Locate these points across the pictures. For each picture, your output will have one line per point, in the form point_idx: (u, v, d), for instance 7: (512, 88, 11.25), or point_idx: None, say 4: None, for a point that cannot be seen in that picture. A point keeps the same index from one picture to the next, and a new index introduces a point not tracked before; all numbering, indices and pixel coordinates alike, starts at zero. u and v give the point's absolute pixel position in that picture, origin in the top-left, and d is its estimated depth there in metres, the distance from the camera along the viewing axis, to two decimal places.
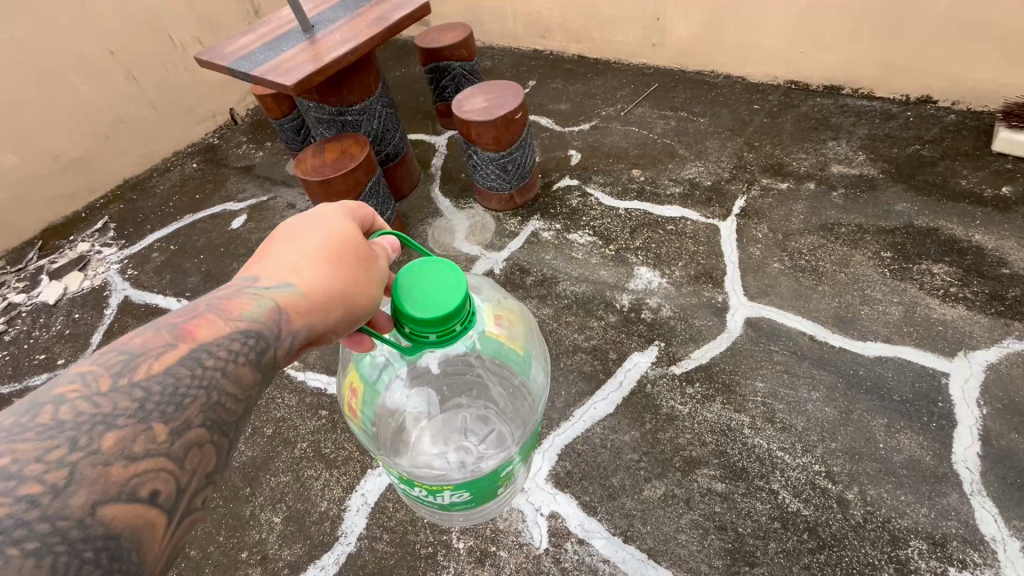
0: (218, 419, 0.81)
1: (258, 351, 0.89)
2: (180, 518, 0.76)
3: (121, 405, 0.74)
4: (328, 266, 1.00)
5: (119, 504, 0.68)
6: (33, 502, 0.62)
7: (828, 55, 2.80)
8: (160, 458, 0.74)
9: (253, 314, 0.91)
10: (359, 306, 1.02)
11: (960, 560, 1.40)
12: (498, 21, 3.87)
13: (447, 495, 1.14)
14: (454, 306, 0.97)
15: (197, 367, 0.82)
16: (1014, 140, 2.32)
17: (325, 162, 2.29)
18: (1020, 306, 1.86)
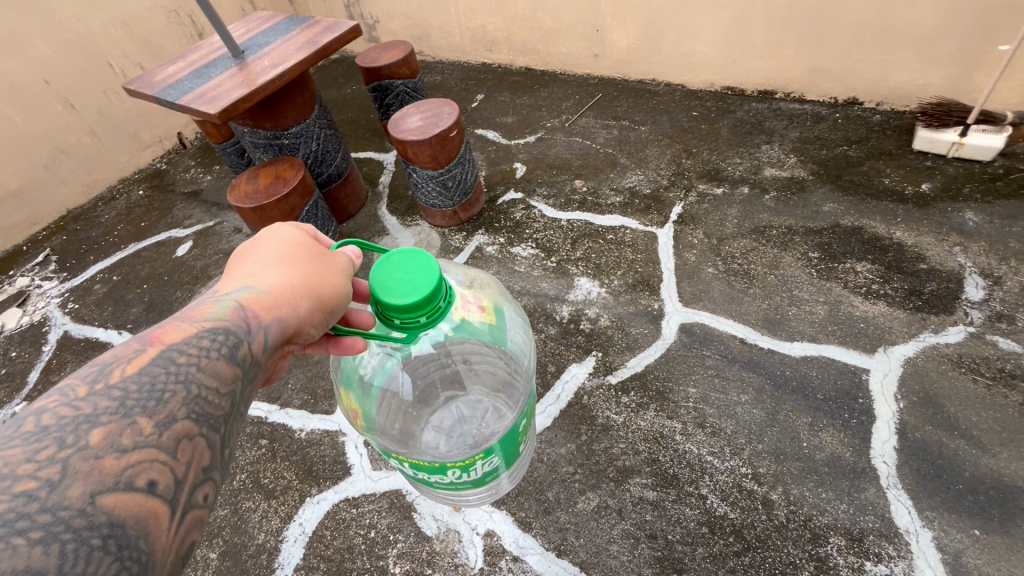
0: (206, 411, 0.79)
1: (230, 346, 0.87)
2: (181, 514, 0.71)
3: (100, 404, 0.71)
4: (287, 267, 1.02)
5: (118, 493, 0.64)
6: (27, 498, 0.58)
7: (758, 61, 2.88)
8: (150, 449, 0.70)
9: (220, 316, 0.90)
10: (327, 297, 1.02)
11: (876, 553, 1.44)
12: (445, 36, 3.89)
13: (476, 467, 1.18)
14: (434, 281, 0.95)
15: (170, 364, 0.79)
16: (932, 138, 2.41)
17: (258, 187, 2.27)
18: (935, 300, 1.93)
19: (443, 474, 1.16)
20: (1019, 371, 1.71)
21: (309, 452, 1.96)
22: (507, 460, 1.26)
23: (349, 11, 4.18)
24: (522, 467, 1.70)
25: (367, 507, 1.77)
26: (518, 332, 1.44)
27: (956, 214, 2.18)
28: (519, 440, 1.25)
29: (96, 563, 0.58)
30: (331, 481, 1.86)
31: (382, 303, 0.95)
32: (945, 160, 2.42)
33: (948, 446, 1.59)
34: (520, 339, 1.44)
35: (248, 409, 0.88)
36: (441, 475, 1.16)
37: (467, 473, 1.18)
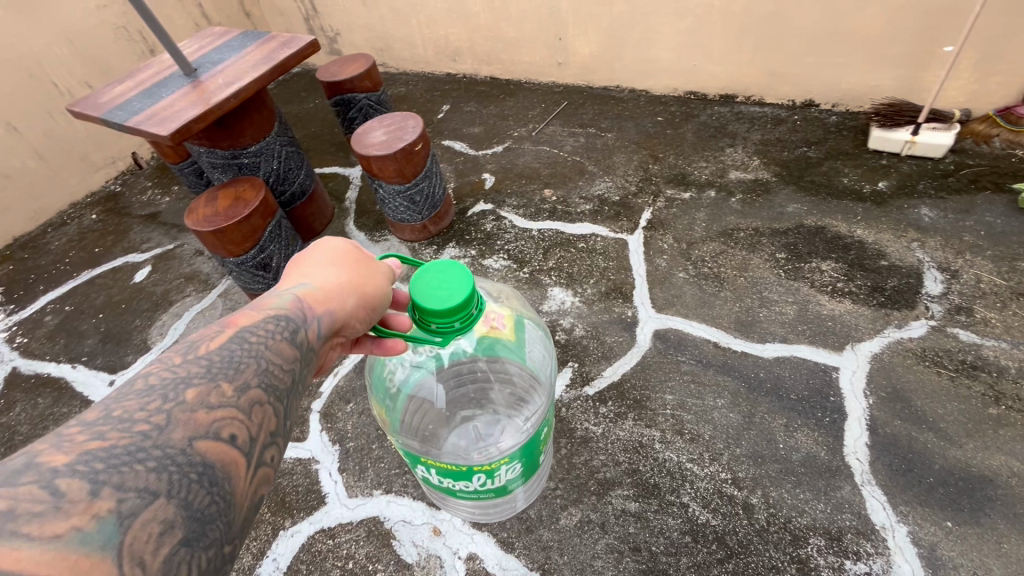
0: (274, 382, 0.86)
1: (291, 332, 0.92)
2: (256, 467, 0.79)
3: (192, 369, 0.80)
4: (337, 267, 1.07)
5: (208, 441, 0.73)
6: (141, 436, 0.69)
7: (717, 66, 2.93)
8: (231, 408, 0.78)
9: (278, 305, 0.96)
10: (372, 296, 1.07)
11: (855, 551, 1.45)
12: (408, 47, 3.86)
13: (499, 473, 1.22)
14: (470, 288, 1.02)
15: (244, 343, 0.86)
16: (886, 138, 2.49)
17: (217, 210, 2.19)
18: (898, 296, 1.98)
19: (468, 480, 1.20)
20: (979, 362, 1.76)
21: (280, 482, 1.88)
22: (530, 467, 1.29)
23: (309, 24, 4.11)
24: (539, 481, 1.68)
25: (344, 537, 1.71)
26: (540, 348, 1.51)
27: (913, 211, 2.25)
28: (540, 447, 1.29)
29: (192, 496, 0.68)
30: (305, 512, 1.79)
31: (420, 310, 1.01)
32: (900, 158, 2.50)
33: (917, 439, 1.63)
34: (541, 355, 1.50)
35: (306, 391, 0.93)
36: (466, 480, 1.20)
37: (491, 478, 1.22)
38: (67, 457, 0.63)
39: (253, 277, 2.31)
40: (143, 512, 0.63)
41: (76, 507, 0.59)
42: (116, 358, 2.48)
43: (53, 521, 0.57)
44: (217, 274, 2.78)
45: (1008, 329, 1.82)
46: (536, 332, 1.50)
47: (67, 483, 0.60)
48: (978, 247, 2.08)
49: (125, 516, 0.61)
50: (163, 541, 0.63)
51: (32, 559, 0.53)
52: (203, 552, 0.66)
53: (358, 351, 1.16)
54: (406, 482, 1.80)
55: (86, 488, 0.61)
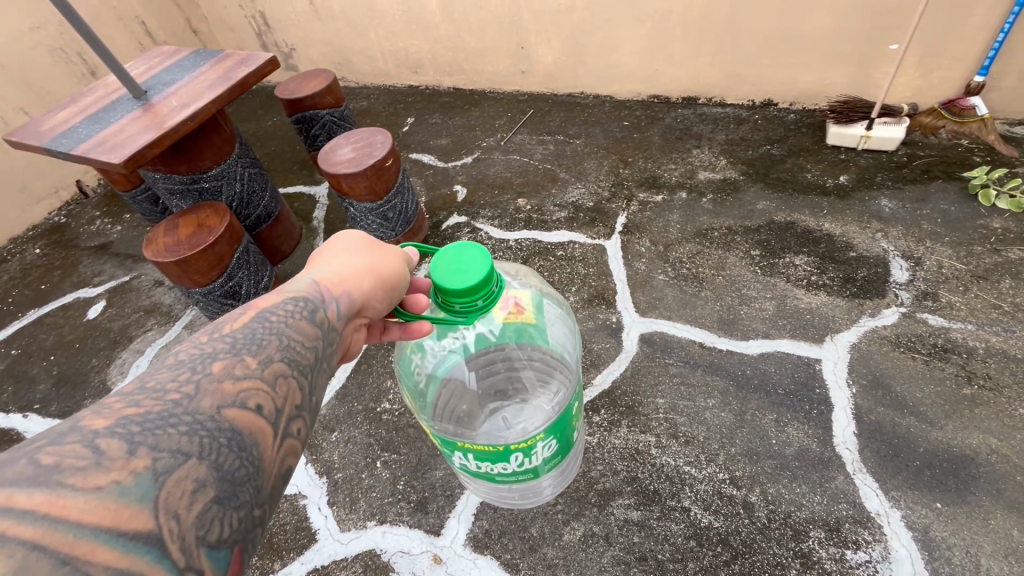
0: (297, 357, 0.87)
1: (310, 312, 0.93)
2: (284, 438, 0.80)
3: (217, 345, 0.82)
4: (353, 252, 1.08)
5: (235, 409, 0.75)
6: (172, 403, 0.71)
7: (678, 70, 2.99)
8: (257, 380, 0.80)
9: (297, 288, 0.98)
10: (389, 277, 1.08)
11: (854, 540, 1.48)
12: (367, 60, 3.79)
13: (535, 451, 1.21)
14: (487, 268, 1.02)
15: (265, 322, 0.88)
16: (843, 133, 2.59)
17: (178, 238, 2.08)
18: (869, 285, 2.05)
19: (506, 462, 1.19)
20: (950, 344, 1.84)
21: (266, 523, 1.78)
22: (563, 444, 1.28)
23: (261, 40, 3.99)
24: (574, 463, 1.67)
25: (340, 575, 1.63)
26: (561, 330, 1.53)
27: (874, 202, 2.35)
28: (572, 422, 1.28)
29: (223, 459, 0.69)
30: (296, 551, 1.70)
31: (442, 293, 1.02)
32: (857, 152, 2.60)
33: (901, 424, 1.68)
34: (563, 336, 1.52)
35: (331, 369, 0.94)
36: (504, 463, 1.19)
37: (528, 457, 1.21)
38: (106, 420, 0.65)
39: (222, 306, 2.20)
40: (178, 470, 0.65)
41: (116, 463, 0.61)
42: (73, 402, 2.30)
43: (95, 475, 0.59)
44: (180, 305, 2.64)
45: (972, 311, 1.91)
46: (556, 315, 1.51)
47: (106, 442, 0.63)
48: (937, 233, 2.18)
49: (161, 473, 0.63)
50: (197, 499, 0.65)
51: (75, 507, 0.56)
52: (235, 512, 0.68)
53: (388, 338, 1.19)
54: (401, 510, 1.74)
55: (124, 447, 0.63)
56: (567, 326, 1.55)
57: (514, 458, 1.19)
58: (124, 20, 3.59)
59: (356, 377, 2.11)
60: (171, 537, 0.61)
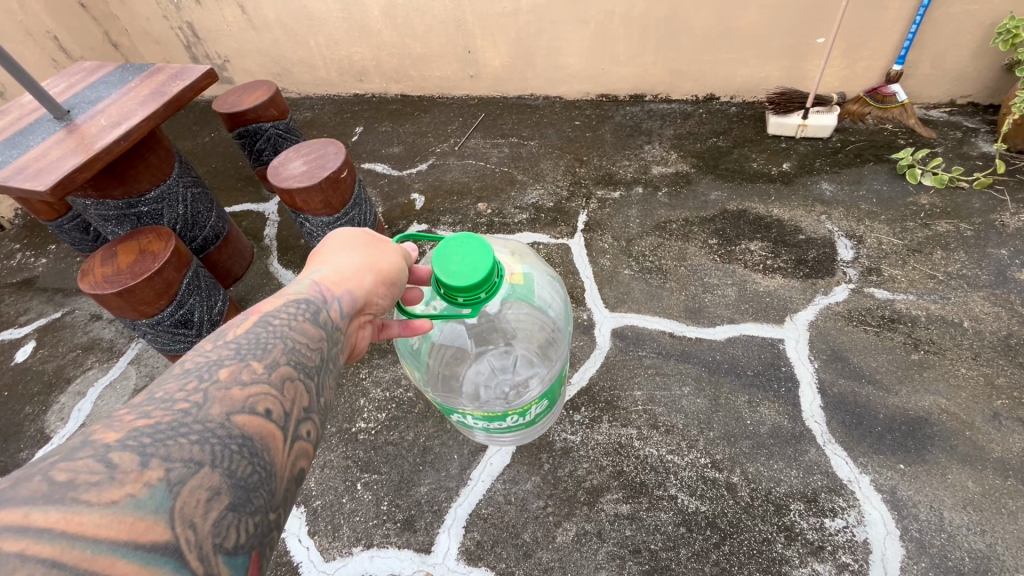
0: (302, 360, 0.90)
1: (313, 312, 0.98)
2: (294, 440, 0.82)
3: (222, 352, 0.84)
4: (348, 252, 1.15)
5: (244, 414, 0.77)
6: (182, 413, 0.72)
7: (625, 68, 3.07)
8: (264, 384, 0.82)
9: (298, 291, 1.02)
10: (385, 273, 1.15)
11: (831, 509, 1.56)
12: (308, 70, 3.66)
13: (530, 412, 1.32)
14: (490, 261, 1.07)
15: (269, 325, 0.91)
16: (783, 123, 2.73)
17: (118, 267, 1.92)
18: (819, 266, 2.17)
19: (503, 422, 1.30)
20: (896, 315, 1.96)
21: None
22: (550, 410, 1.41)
23: (191, 52, 3.77)
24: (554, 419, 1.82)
25: None
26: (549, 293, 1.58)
27: (815, 186, 2.49)
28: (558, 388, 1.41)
29: (237, 464, 0.71)
30: None
31: (447, 285, 1.06)
32: (796, 140, 2.75)
33: (861, 394, 1.78)
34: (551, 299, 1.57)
35: (335, 367, 0.98)
36: (501, 423, 1.30)
37: (524, 417, 1.32)
38: (117, 434, 0.66)
39: (173, 336, 2.06)
40: (192, 480, 0.66)
41: (129, 476, 0.62)
42: (6, 456, 2.09)
43: (109, 488, 0.60)
44: (123, 338, 2.45)
45: (912, 283, 2.05)
46: (543, 276, 1.56)
47: (118, 456, 0.63)
48: (874, 212, 2.33)
49: (175, 483, 0.64)
50: (213, 507, 0.66)
51: (91, 522, 0.56)
52: (250, 517, 0.69)
53: (387, 335, 1.23)
54: (388, 532, 1.68)
55: (136, 458, 0.64)
56: (555, 288, 1.58)
57: (511, 418, 1.30)
58: (33, 35, 3.30)
59: None
60: (188, 545, 0.61)
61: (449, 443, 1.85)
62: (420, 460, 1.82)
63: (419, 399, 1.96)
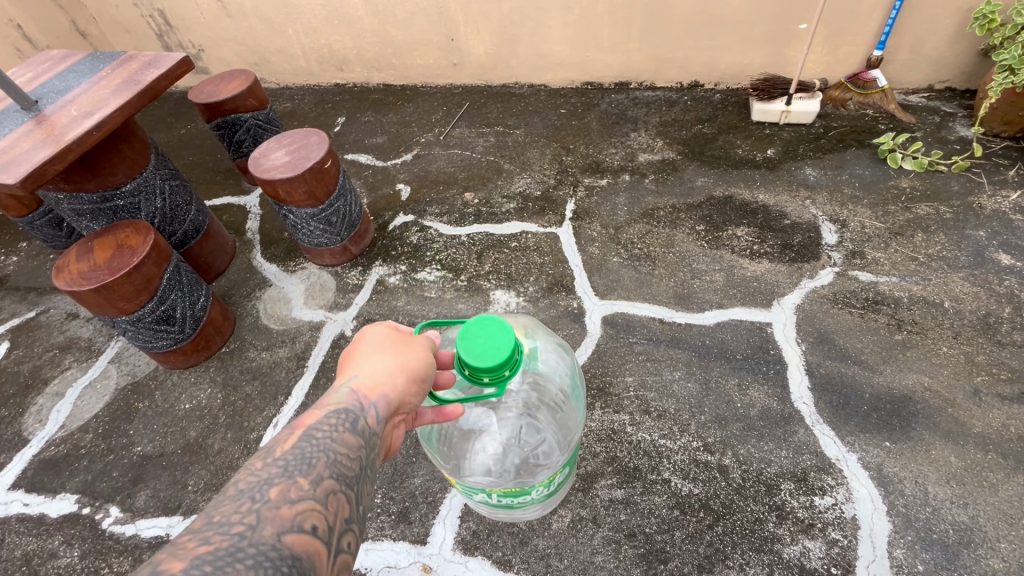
0: (344, 472, 0.87)
1: (352, 423, 0.94)
2: (336, 554, 0.80)
3: (272, 470, 0.82)
4: (384, 348, 1.09)
5: (294, 533, 0.75)
6: (238, 536, 0.71)
7: (609, 56, 3.05)
8: (311, 500, 0.80)
9: (337, 398, 0.97)
10: (420, 369, 1.09)
11: (820, 487, 1.59)
12: (287, 59, 3.57)
13: (553, 482, 1.30)
14: (513, 338, 1.04)
15: (313, 441, 0.88)
16: (767, 109, 2.75)
17: (95, 263, 1.86)
18: (805, 250, 2.20)
19: (527, 495, 1.26)
20: (879, 297, 2.00)
21: None
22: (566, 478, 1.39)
23: (164, 41, 3.65)
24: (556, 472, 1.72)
25: None
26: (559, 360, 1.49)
27: (800, 172, 2.52)
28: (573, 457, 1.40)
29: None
30: None
31: (474, 367, 1.01)
32: (779, 126, 2.77)
33: (847, 374, 1.82)
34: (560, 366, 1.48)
35: (375, 476, 0.94)
36: (526, 496, 1.26)
37: (547, 488, 1.29)
38: (181, 562, 0.65)
39: (155, 333, 2.00)
40: None
41: None
42: None
43: None
44: (102, 337, 2.38)
45: (894, 265, 2.09)
46: (548, 344, 1.45)
47: None
48: (857, 197, 2.36)
49: None
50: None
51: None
52: None
53: (420, 423, 1.17)
54: (383, 524, 1.67)
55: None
56: (562, 358, 1.47)
57: (534, 492, 1.26)
58: None
59: (315, 394, 2.01)
60: None
61: None
62: (414, 452, 1.81)
63: None
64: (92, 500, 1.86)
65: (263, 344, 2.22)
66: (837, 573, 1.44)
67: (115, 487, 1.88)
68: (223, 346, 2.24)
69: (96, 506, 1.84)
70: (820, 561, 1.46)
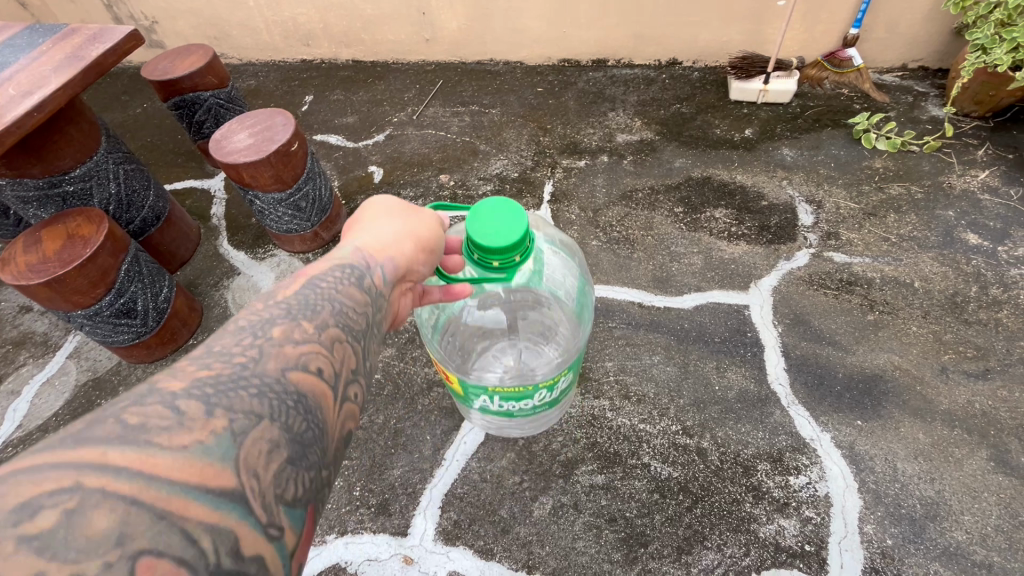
0: (350, 322, 0.91)
1: (357, 278, 0.98)
2: (340, 402, 0.84)
3: (276, 310, 0.85)
4: (390, 217, 1.14)
5: (298, 372, 0.78)
6: (239, 366, 0.73)
7: (587, 32, 2.98)
8: (315, 343, 0.83)
9: (343, 256, 1.01)
10: (426, 241, 1.14)
11: (795, 467, 1.62)
12: (249, 33, 3.39)
13: (556, 387, 1.31)
14: (524, 223, 1.07)
15: (318, 288, 0.91)
16: (744, 88, 2.73)
17: (44, 255, 1.75)
18: (781, 232, 2.20)
19: (531, 399, 1.29)
20: (853, 278, 2.02)
21: None
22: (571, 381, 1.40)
23: (113, 13, 3.41)
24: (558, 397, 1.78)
25: None
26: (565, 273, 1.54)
27: (777, 152, 2.51)
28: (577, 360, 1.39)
29: (290, 419, 0.72)
30: None
31: (491, 247, 1.03)
32: (757, 106, 2.76)
33: (821, 355, 1.84)
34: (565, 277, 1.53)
35: (379, 334, 0.98)
36: (528, 399, 1.28)
37: (550, 393, 1.30)
38: (180, 383, 0.68)
39: (115, 327, 1.90)
40: (253, 432, 0.67)
41: (197, 423, 0.64)
42: None
43: (179, 434, 0.62)
44: (58, 330, 2.26)
45: (867, 246, 2.11)
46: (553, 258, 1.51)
47: (185, 403, 0.65)
48: (832, 177, 2.38)
49: (238, 433, 0.66)
50: (273, 458, 0.68)
51: (165, 464, 0.59)
52: (306, 471, 0.71)
53: (428, 301, 1.23)
54: (362, 518, 1.65)
55: (202, 407, 0.66)
56: (566, 272, 1.52)
57: (538, 393, 1.27)
58: None
59: None
60: (253, 493, 0.64)
61: (421, 425, 1.82)
62: (391, 443, 1.78)
63: (387, 381, 1.92)
64: None
65: None
66: (811, 550, 1.47)
67: None
68: (190, 339, 2.15)
69: None
70: (794, 539, 1.50)
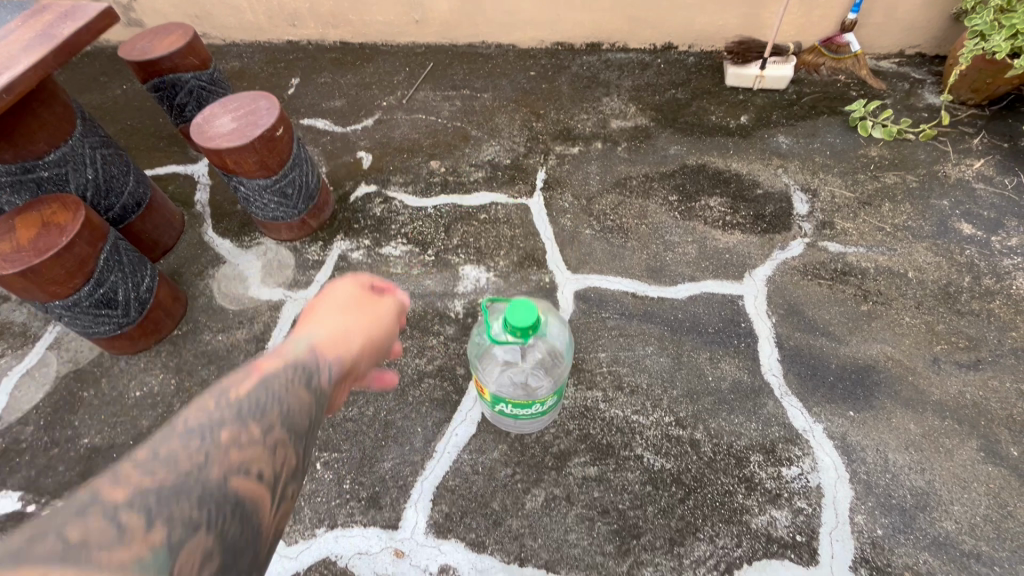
0: (294, 423, 0.85)
1: (303, 377, 0.92)
2: (280, 500, 0.78)
3: (219, 409, 0.79)
4: (344, 314, 1.15)
5: (242, 479, 0.73)
6: (185, 472, 0.70)
7: (581, 14, 2.90)
8: (260, 446, 0.78)
9: (293, 353, 0.97)
10: (374, 346, 1.16)
11: (788, 458, 1.62)
12: (232, 12, 3.27)
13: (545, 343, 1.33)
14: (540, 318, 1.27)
15: (263, 387, 0.85)
16: (740, 74, 2.69)
17: (18, 244, 1.68)
18: (776, 221, 2.18)
19: (530, 409, 1.50)
20: (847, 268, 2.01)
21: None
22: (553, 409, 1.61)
23: None
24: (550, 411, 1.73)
25: None
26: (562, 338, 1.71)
27: (772, 140, 2.48)
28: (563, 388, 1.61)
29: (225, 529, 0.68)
30: None
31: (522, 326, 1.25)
32: (753, 92, 2.72)
33: (815, 346, 1.84)
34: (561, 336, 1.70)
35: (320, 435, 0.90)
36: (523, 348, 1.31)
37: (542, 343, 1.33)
38: (124, 491, 0.66)
39: (96, 318, 1.85)
40: (188, 540, 0.65)
41: (135, 538, 0.62)
42: None
43: (116, 551, 0.60)
44: (38, 321, 2.20)
45: (862, 236, 2.10)
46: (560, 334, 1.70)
47: (127, 516, 0.63)
48: (828, 165, 2.35)
49: (174, 544, 0.64)
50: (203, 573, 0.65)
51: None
52: None
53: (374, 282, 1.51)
54: (352, 510, 1.63)
55: (143, 518, 0.64)
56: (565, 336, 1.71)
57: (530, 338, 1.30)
58: None
59: None
60: None
61: (412, 416, 1.79)
62: (382, 435, 1.76)
63: None
64: (36, 496, 1.74)
65: (218, 326, 2.10)
66: (802, 540, 1.48)
67: (62, 482, 1.77)
68: (174, 329, 2.10)
69: (42, 503, 1.73)
70: (786, 530, 1.50)
